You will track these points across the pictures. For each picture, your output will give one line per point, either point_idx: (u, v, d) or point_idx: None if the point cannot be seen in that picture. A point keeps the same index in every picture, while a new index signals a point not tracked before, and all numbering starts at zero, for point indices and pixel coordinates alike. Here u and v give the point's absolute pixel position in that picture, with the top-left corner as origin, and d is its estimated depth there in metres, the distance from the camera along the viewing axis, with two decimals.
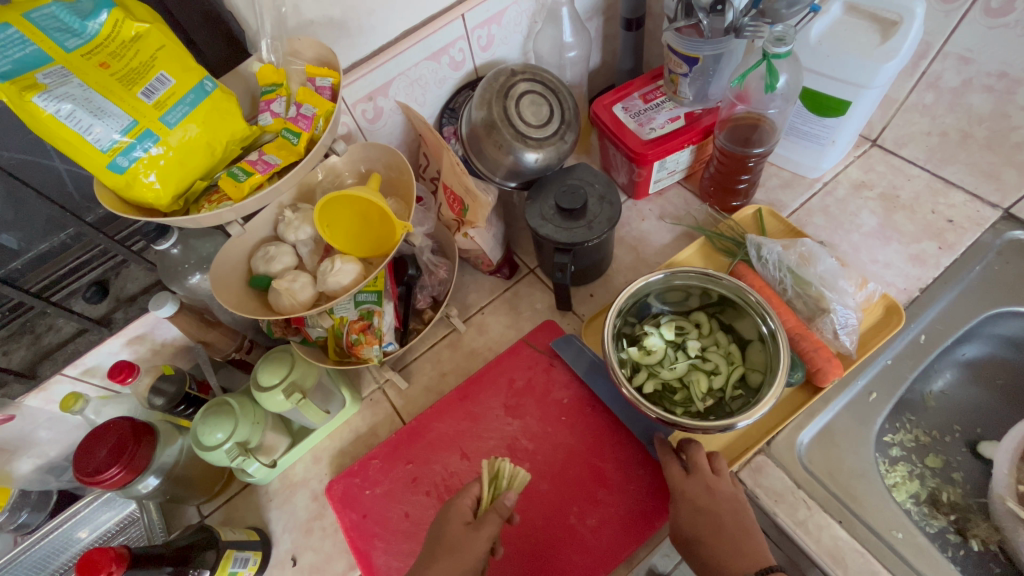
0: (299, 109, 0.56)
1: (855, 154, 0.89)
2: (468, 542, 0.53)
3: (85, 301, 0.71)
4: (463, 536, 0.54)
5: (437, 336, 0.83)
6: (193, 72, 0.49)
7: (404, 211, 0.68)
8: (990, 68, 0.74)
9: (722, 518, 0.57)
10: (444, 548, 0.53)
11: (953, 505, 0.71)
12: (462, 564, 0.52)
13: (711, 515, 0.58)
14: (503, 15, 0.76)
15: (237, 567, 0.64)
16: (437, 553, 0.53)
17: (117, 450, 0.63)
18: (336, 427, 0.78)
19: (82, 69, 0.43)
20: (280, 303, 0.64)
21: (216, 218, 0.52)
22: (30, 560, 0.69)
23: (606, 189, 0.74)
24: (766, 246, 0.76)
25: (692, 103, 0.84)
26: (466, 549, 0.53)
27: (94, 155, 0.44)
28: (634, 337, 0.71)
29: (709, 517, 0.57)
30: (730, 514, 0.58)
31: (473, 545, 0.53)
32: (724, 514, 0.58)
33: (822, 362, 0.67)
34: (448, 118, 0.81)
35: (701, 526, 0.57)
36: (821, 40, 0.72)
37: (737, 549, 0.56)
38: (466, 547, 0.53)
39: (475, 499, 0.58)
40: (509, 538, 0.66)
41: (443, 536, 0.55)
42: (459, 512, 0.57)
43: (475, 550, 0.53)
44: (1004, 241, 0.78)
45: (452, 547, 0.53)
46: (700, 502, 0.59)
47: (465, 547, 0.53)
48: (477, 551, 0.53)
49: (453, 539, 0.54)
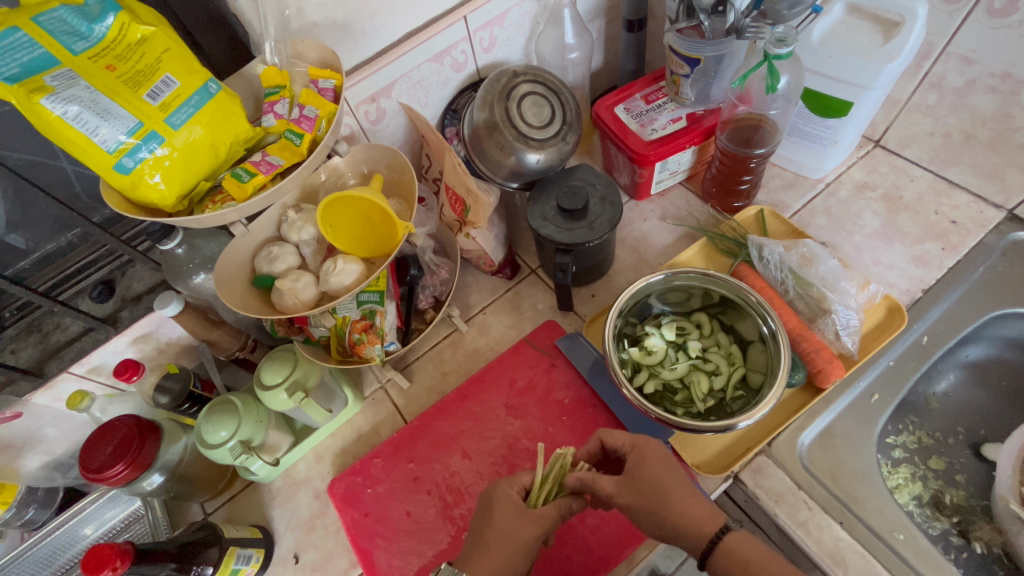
0: (301, 111, 0.56)
1: (859, 154, 0.89)
2: (520, 529, 0.53)
3: (91, 301, 0.72)
4: (517, 522, 0.53)
5: (438, 336, 0.84)
6: (197, 74, 0.50)
7: (406, 211, 0.69)
8: (995, 68, 0.75)
9: (665, 485, 0.53)
10: (494, 536, 0.53)
11: (955, 507, 0.71)
12: (513, 553, 0.52)
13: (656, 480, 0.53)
14: (505, 17, 0.77)
15: (241, 563, 0.65)
16: (485, 540, 0.53)
17: (123, 447, 0.63)
18: (339, 426, 0.79)
19: (89, 71, 0.44)
20: (283, 302, 0.65)
21: (220, 218, 0.53)
22: (35, 558, 0.70)
23: (607, 190, 0.74)
24: (768, 246, 0.76)
25: (694, 104, 0.84)
26: (518, 535, 0.53)
27: (100, 156, 0.45)
28: (636, 337, 0.71)
29: (650, 483, 0.53)
30: (671, 476, 0.54)
31: (523, 532, 0.53)
32: (668, 481, 0.53)
33: (824, 363, 0.67)
34: (451, 119, 0.82)
35: (648, 496, 0.53)
36: (823, 41, 0.72)
37: (689, 512, 0.52)
38: (513, 535, 0.53)
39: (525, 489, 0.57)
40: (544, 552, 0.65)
41: (492, 519, 0.54)
42: (507, 501, 0.55)
43: (527, 537, 0.53)
44: (1008, 242, 0.77)
45: (505, 535, 0.53)
46: (642, 467, 0.54)
47: (517, 535, 0.53)
48: (530, 535, 0.53)
49: (502, 527, 0.53)
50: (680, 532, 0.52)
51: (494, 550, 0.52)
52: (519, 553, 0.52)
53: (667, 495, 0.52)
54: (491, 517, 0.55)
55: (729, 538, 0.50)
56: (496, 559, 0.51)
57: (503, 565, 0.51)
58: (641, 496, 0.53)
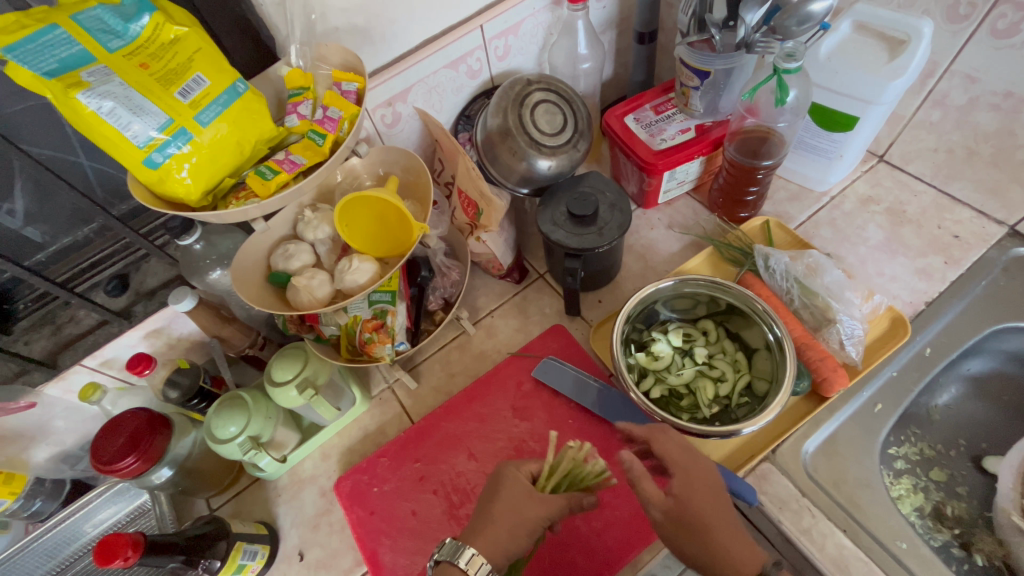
0: (325, 112, 0.58)
1: (863, 169, 0.91)
2: (528, 507, 0.55)
3: (106, 294, 0.73)
4: (525, 500, 0.56)
5: (446, 338, 0.84)
6: (227, 74, 0.51)
7: (421, 213, 0.70)
8: (997, 87, 0.73)
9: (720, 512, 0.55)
10: (500, 510, 0.55)
11: (957, 518, 0.72)
12: (519, 528, 0.54)
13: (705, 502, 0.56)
14: (520, 27, 0.79)
15: (246, 559, 0.65)
16: (492, 511, 0.55)
17: (135, 439, 0.64)
18: (346, 425, 0.79)
19: (123, 68, 0.45)
20: (298, 299, 0.66)
21: (242, 214, 0.54)
22: (41, 548, 0.71)
23: (617, 198, 0.75)
24: (774, 256, 0.77)
25: (702, 115, 0.85)
26: (524, 511, 0.55)
27: (131, 150, 0.46)
28: (643, 343, 0.72)
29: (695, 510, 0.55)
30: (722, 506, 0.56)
31: (529, 510, 0.55)
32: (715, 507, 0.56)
33: (828, 372, 0.68)
34: (464, 124, 0.83)
35: (688, 518, 0.55)
36: (830, 56, 0.74)
37: (728, 546, 0.54)
38: (525, 515, 0.55)
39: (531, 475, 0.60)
40: (546, 551, 0.66)
41: (499, 493, 0.57)
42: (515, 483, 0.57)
43: (534, 515, 0.55)
44: (1010, 258, 0.79)
45: (512, 513, 0.55)
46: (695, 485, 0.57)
47: (525, 511, 0.55)
48: (539, 514, 0.55)
49: (508, 504, 0.55)
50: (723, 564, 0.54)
51: (494, 525, 0.54)
52: (524, 527, 0.54)
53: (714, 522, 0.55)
54: (493, 497, 0.57)
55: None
56: (503, 529, 0.53)
57: (507, 538, 0.53)
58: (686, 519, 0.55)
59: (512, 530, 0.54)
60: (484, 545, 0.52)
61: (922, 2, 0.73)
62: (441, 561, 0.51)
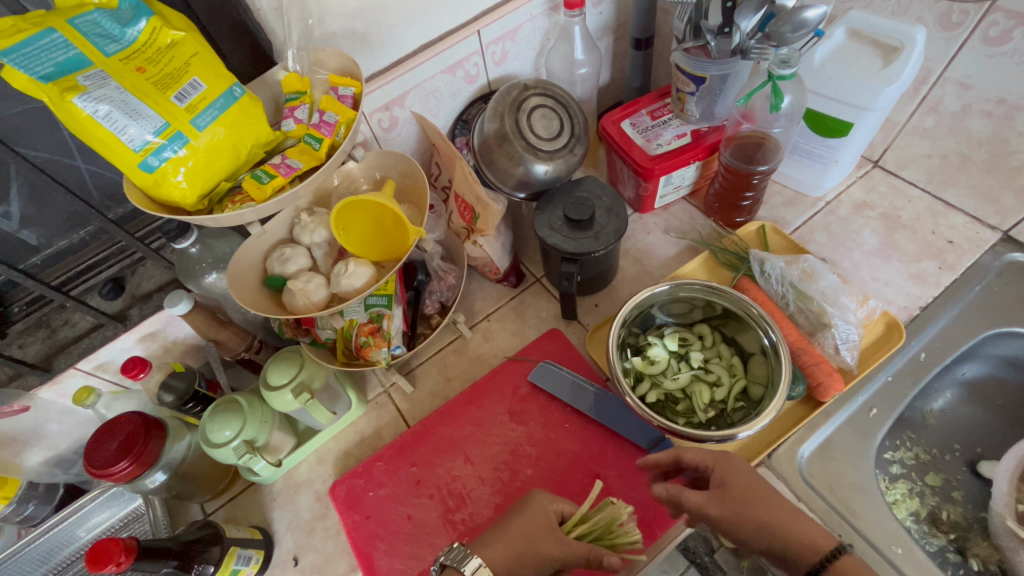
0: (322, 116, 0.58)
1: (858, 174, 0.91)
2: (544, 541, 0.54)
3: (101, 297, 0.73)
4: (544, 535, 0.55)
5: (443, 342, 0.84)
6: (223, 78, 0.52)
7: (418, 217, 0.70)
8: (990, 94, 0.74)
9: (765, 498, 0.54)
10: (513, 532, 0.55)
11: (952, 523, 0.72)
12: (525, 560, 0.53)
13: (752, 492, 0.54)
14: (517, 32, 0.79)
15: (241, 564, 0.65)
16: (508, 529, 0.56)
17: (128, 444, 0.64)
18: (342, 429, 0.79)
19: (119, 73, 0.46)
20: (294, 303, 0.66)
21: (238, 218, 0.54)
22: (34, 553, 0.70)
23: (613, 202, 0.75)
24: (769, 261, 0.77)
25: (698, 121, 0.86)
26: (538, 544, 0.54)
27: (127, 154, 0.46)
28: (639, 347, 0.73)
29: (742, 498, 0.54)
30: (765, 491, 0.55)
31: (542, 543, 0.54)
32: (762, 491, 0.55)
33: (824, 376, 0.68)
34: (461, 129, 0.84)
35: (743, 505, 0.53)
36: (824, 63, 0.74)
37: (795, 524, 0.53)
38: (539, 548, 0.54)
39: (560, 514, 0.59)
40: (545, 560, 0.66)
41: (517, 520, 0.57)
42: (533, 514, 0.57)
43: (548, 551, 0.54)
44: (1004, 263, 0.79)
45: (524, 537, 0.55)
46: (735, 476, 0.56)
47: (538, 545, 0.54)
48: (554, 553, 0.54)
49: (521, 530, 0.55)
50: (789, 550, 0.52)
51: (505, 544, 0.54)
52: (533, 559, 0.53)
53: (766, 507, 0.53)
54: (511, 518, 0.57)
55: (839, 564, 0.49)
56: (512, 551, 0.53)
57: (512, 560, 0.53)
58: (737, 513, 0.53)
59: (519, 552, 0.53)
60: (494, 560, 0.52)
61: (915, 9, 0.73)
62: (446, 565, 0.51)
